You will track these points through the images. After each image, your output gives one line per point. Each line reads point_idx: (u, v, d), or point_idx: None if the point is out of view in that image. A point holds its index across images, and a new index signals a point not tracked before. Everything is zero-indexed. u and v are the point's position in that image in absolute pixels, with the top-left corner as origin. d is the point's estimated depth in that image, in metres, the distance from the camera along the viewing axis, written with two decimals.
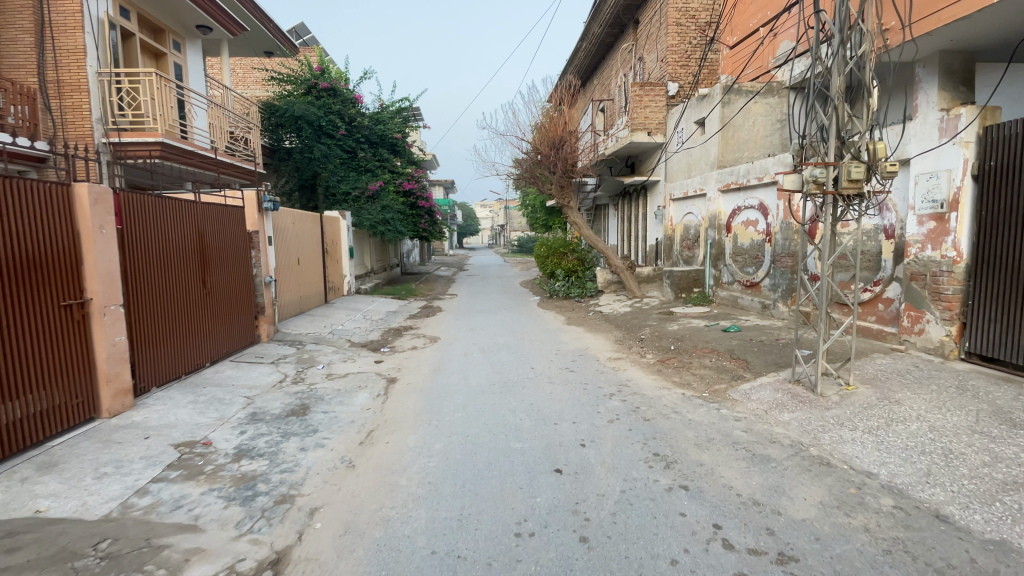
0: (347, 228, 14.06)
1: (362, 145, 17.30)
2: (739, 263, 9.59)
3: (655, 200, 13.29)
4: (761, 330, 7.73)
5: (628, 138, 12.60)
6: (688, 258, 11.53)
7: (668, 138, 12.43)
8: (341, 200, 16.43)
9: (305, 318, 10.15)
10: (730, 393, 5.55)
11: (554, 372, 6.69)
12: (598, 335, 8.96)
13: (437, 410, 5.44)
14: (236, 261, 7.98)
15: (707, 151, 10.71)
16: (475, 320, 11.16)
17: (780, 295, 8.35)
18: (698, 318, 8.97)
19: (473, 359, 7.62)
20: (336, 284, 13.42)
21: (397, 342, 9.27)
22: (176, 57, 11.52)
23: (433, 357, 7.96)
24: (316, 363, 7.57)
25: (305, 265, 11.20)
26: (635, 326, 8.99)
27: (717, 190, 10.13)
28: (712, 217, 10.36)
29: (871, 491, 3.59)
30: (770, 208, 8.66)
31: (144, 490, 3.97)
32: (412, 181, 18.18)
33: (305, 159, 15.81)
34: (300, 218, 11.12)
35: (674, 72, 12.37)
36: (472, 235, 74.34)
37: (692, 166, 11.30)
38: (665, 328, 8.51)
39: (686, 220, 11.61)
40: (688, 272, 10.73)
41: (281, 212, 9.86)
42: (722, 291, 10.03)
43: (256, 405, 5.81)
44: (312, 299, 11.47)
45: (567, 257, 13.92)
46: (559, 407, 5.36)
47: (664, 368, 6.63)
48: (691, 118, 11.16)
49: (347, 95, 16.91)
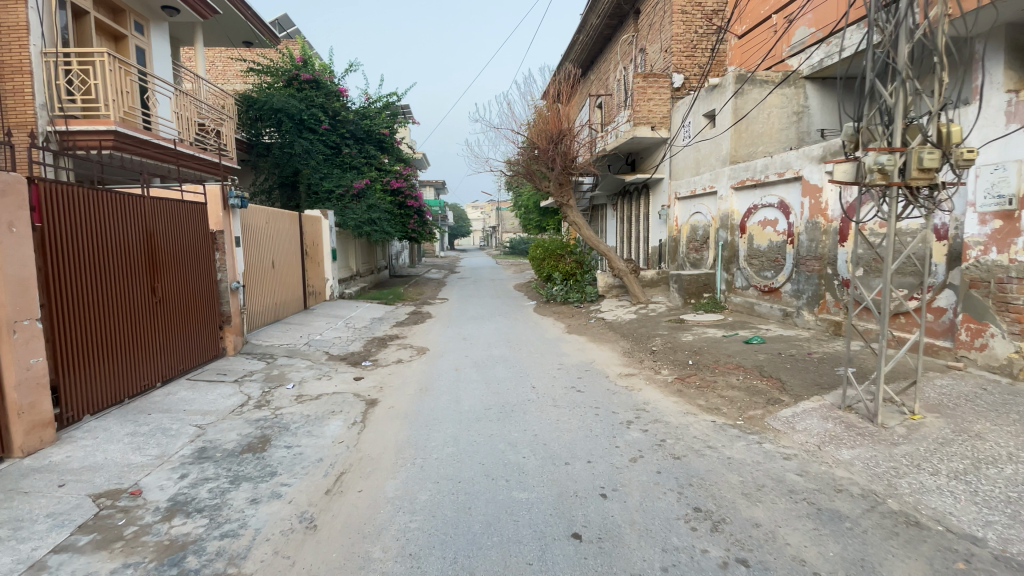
0: (329, 228, 13.09)
1: (347, 140, 16.35)
2: (755, 267, 8.79)
3: (659, 199, 12.45)
4: (787, 342, 6.90)
5: (630, 133, 11.78)
6: (696, 260, 10.70)
7: (673, 133, 11.63)
8: (323, 198, 15.43)
9: (279, 327, 9.20)
10: (769, 422, 4.70)
11: (559, 393, 5.82)
12: (604, 346, 8.11)
13: (423, 444, 4.54)
14: (195, 265, 7.04)
15: (718, 145, 9.87)
16: (466, 328, 10.26)
17: (805, 302, 7.54)
18: (713, 328, 8.14)
19: (465, 376, 6.73)
20: (317, 288, 12.45)
21: (381, 353, 8.35)
22: (137, 41, 10.54)
23: (419, 373, 7.05)
24: (286, 381, 6.64)
25: (281, 268, 10.24)
26: (644, 337, 8.15)
27: (730, 187, 9.32)
28: (724, 217, 9.54)
29: (985, 567, 2.75)
30: (792, 206, 7.84)
31: (40, 565, 3.05)
32: (400, 179, 17.22)
33: (285, 155, 14.83)
34: (275, 217, 10.16)
35: (679, 63, 11.58)
36: (463, 236, 73.25)
37: (701, 163, 10.48)
38: (679, 339, 7.65)
39: (694, 220, 10.80)
40: (698, 276, 9.87)
41: (251, 210, 8.90)
42: (736, 297, 9.22)
43: (207, 437, 4.90)
44: (288, 305, 10.51)
45: (565, 260, 13.08)
46: (569, 439, 4.50)
47: (684, 387, 5.78)
48: (700, 112, 10.36)
49: (331, 87, 15.98)
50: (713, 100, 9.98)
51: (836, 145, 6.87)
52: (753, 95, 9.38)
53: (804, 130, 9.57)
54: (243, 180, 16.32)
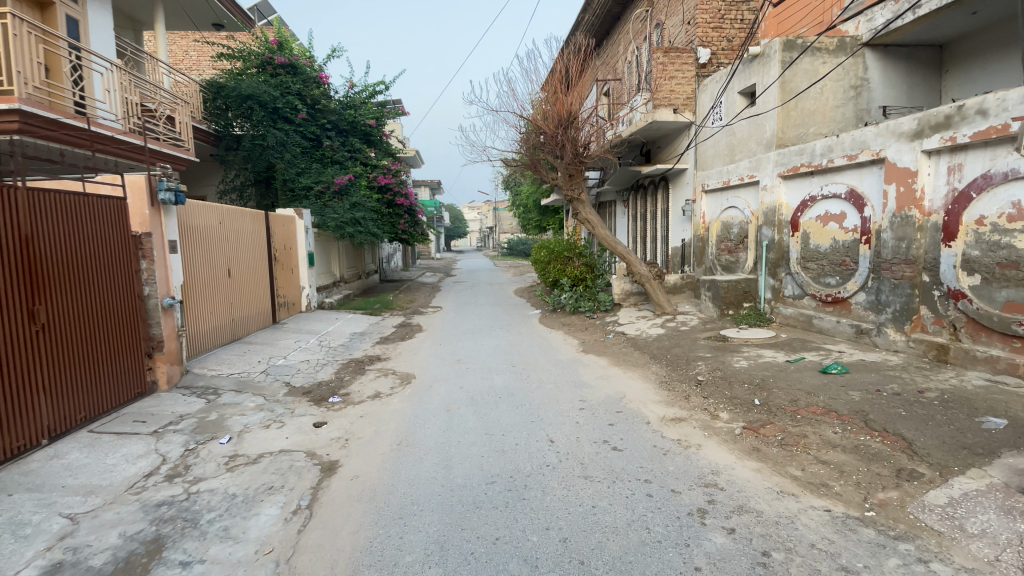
0: (304, 230, 11.45)
1: (327, 132, 14.69)
2: (812, 271, 7.20)
3: (680, 194, 10.83)
4: (878, 372, 5.28)
5: (649, 116, 10.12)
6: (730, 263, 9.11)
7: (699, 116, 10.01)
8: (299, 196, 13.71)
9: (233, 351, 7.54)
10: (918, 516, 3.17)
11: (590, 452, 4.20)
12: (633, 373, 6.47)
13: (393, 563, 2.91)
14: (103, 281, 5.41)
15: (759, 127, 8.21)
16: (461, 345, 8.64)
17: (890, 317, 5.98)
18: (768, 349, 6.52)
19: (459, 419, 5.12)
20: (290, 298, 10.81)
21: (355, 382, 6.73)
22: (68, 9, 8.88)
23: (401, 415, 5.43)
24: (222, 432, 5.01)
25: (240, 276, 8.62)
26: (682, 361, 6.51)
27: (776, 176, 7.73)
28: (768, 211, 7.95)
29: None
30: (867, 197, 6.28)
31: None
32: (388, 175, 15.48)
33: (256, 148, 13.18)
34: (234, 216, 8.56)
35: (704, 36, 9.98)
36: (459, 237, 71.45)
37: (735, 150, 8.86)
38: (731, 366, 6.01)
39: (727, 216, 9.21)
40: (738, 282, 8.22)
41: (193, 206, 7.25)
42: (786, 309, 7.62)
43: (72, 544, 3.27)
44: (250, 320, 8.88)
45: (574, 263, 11.45)
46: (619, 553, 2.89)
47: (761, 445, 4.19)
48: (734, 89, 8.76)
49: (309, 73, 14.32)
50: (751, 75, 8.38)
51: (938, 115, 5.32)
52: (804, 67, 7.78)
53: (864, 107, 8.03)
54: (212, 177, 14.67)
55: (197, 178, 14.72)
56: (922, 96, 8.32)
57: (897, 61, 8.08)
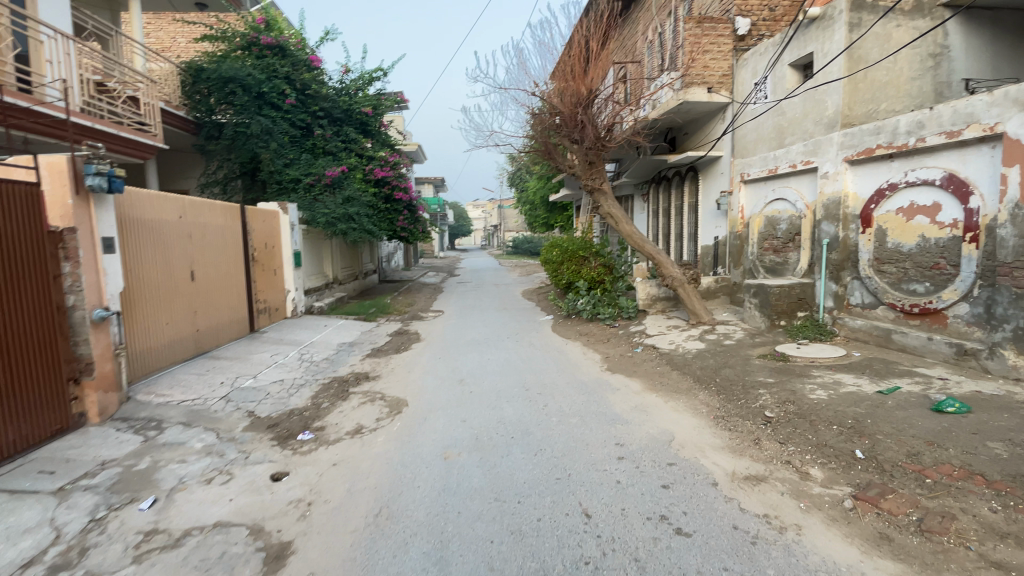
0: (290, 226, 10.24)
1: (319, 120, 13.44)
2: (890, 275, 5.96)
3: (713, 185, 9.51)
4: (1011, 411, 4.02)
5: (679, 96, 8.78)
6: (777, 265, 7.85)
7: (736, 96, 8.69)
8: (287, 190, 12.46)
9: (195, 371, 6.32)
10: None
11: (645, 538, 2.96)
12: (677, 403, 5.19)
13: None
14: (7, 289, 4.20)
15: (817, 103, 6.91)
16: (465, 360, 7.40)
17: (1008, 336, 4.71)
18: (845, 374, 5.26)
19: (460, 473, 3.87)
20: (273, 304, 9.57)
21: (334, 409, 5.51)
22: None
23: (384, 461, 4.19)
24: (148, 492, 3.79)
25: (207, 280, 7.40)
26: (739, 388, 5.24)
27: (841, 161, 6.46)
28: (830, 203, 6.69)
29: None
30: (972, 183, 5.06)
31: None
32: (385, 167, 14.14)
33: (240, 136, 11.94)
34: (200, 209, 7.35)
35: (743, 3, 8.67)
36: (463, 235, 70.14)
37: (784, 132, 7.57)
38: (805, 398, 4.74)
39: (772, 210, 7.94)
40: (791, 287, 6.92)
41: (140, 197, 6.07)
42: (853, 320, 6.38)
43: None
44: (219, 331, 7.64)
45: (590, 263, 10.19)
46: None
47: (891, 531, 2.94)
48: (784, 61, 7.49)
49: (300, 56, 13.00)
50: (808, 42, 7.10)
51: None
52: (875, 31, 6.52)
53: (945, 79, 6.70)
54: (194, 169, 13.50)
55: (177, 171, 13.53)
56: (1010, 66, 6.98)
57: (982, 27, 6.76)
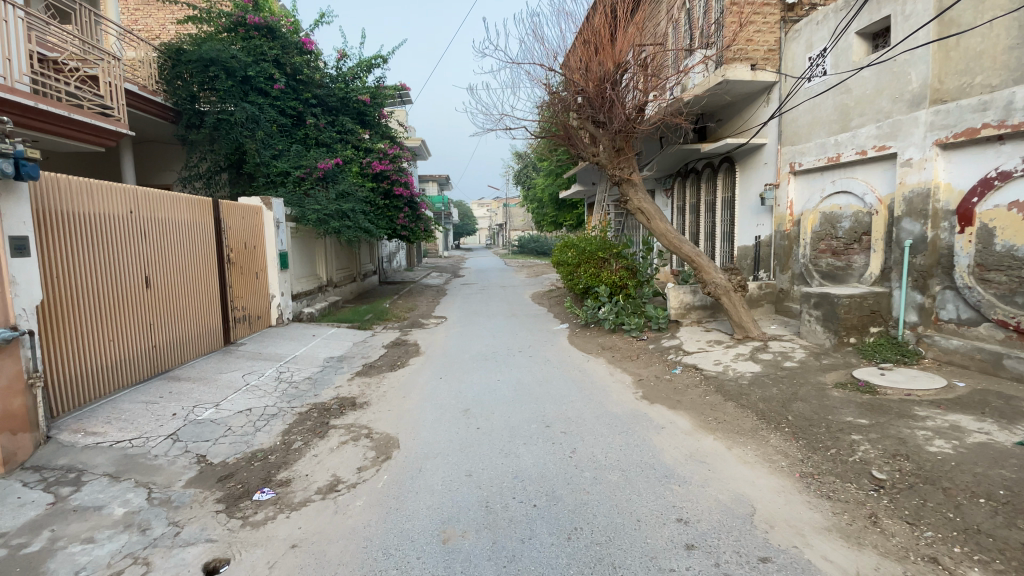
0: (275, 223, 9.12)
1: (312, 109, 12.28)
2: (1000, 285, 4.80)
3: (755, 177, 8.32)
4: None
5: (719, 74, 7.55)
6: (838, 270, 6.68)
7: (784, 74, 7.50)
8: (275, 183, 11.34)
9: (143, 400, 5.19)
10: None
11: None
12: (743, 451, 4.04)
13: None
14: None
15: (897, 78, 5.73)
16: (471, 381, 6.25)
17: None
18: (961, 415, 4.08)
19: (465, 572, 2.72)
20: (254, 311, 8.47)
21: (307, 453, 4.40)
22: None
23: (362, 542, 3.06)
24: None
25: (167, 287, 6.30)
26: (825, 434, 4.07)
27: (932, 145, 5.32)
28: (914, 197, 5.52)
29: None
30: None
31: None
32: (384, 160, 12.90)
33: (222, 125, 10.89)
34: (159, 202, 6.26)
35: None
36: (468, 233, 69.11)
37: (849, 113, 6.40)
38: (922, 454, 3.58)
39: (833, 205, 6.76)
40: (863, 298, 5.75)
41: (74, 186, 4.99)
42: (947, 339, 5.22)
43: None
44: (182, 347, 6.53)
45: (610, 266, 9.02)
46: None
47: None
48: (849, 30, 6.31)
49: (290, 38, 11.78)
50: (883, 4, 5.92)
51: None
52: None
53: None
54: (175, 162, 12.50)
55: (156, 164, 12.49)
56: None
57: None
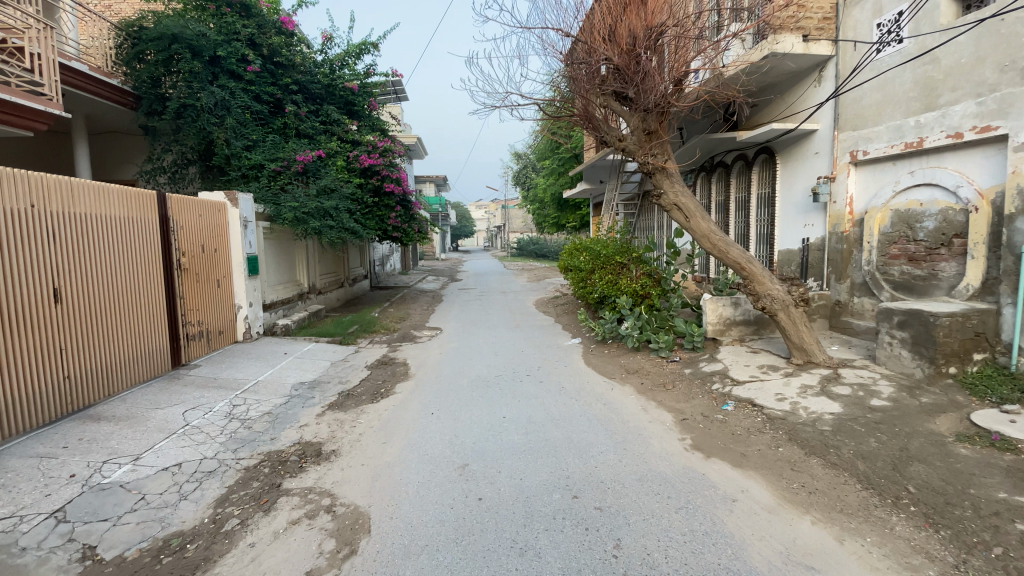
0: (242, 224, 7.87)
1: (293, 96, 11.02)
2: None
3: (802, 169, 7.12)
4: None
5: (765, 47, 6.32)
6: (919, 280, 5.48)
7: (843, 47, 6.29)
8: (249, 178, 10.07)
9: (38, 455, 3.91)
10: None
11: None
12: (865, 548, 2.80)
13: None
14: None
15: (1010, 39, 4.53)
16: (470, 418, 5.02)
17: None
18: None
19: None
20: (213, 325, 7.22)
21: (243, 538, 3.15)
22: None
23: None
24: None
25: (91, 300, 5.03)
26: (976, 524, 2.86)
27: None
28: None
29: None
30: None
31: None
32: (373, 154, 11.58)
33: (187, 112, 9.60)
34: (79, 195, 4.99)
35: None
36: (465, 235, 67.85)
37: (935, 88, 5.22)
38: None
39: (912, 201, 5.56)
40: (967, 317, 4.55)
41: None
42: None
43: None
44: (113, 374, 5.28)
45: (630, 272, 7.79)
46: None
47: None
48: None
49: (268, 17, 10.57)
50: None
51: None
52: None
53: None
54: (137, 155, 11.26)
55: (116, 155, 11.25)
56: None
57: None
